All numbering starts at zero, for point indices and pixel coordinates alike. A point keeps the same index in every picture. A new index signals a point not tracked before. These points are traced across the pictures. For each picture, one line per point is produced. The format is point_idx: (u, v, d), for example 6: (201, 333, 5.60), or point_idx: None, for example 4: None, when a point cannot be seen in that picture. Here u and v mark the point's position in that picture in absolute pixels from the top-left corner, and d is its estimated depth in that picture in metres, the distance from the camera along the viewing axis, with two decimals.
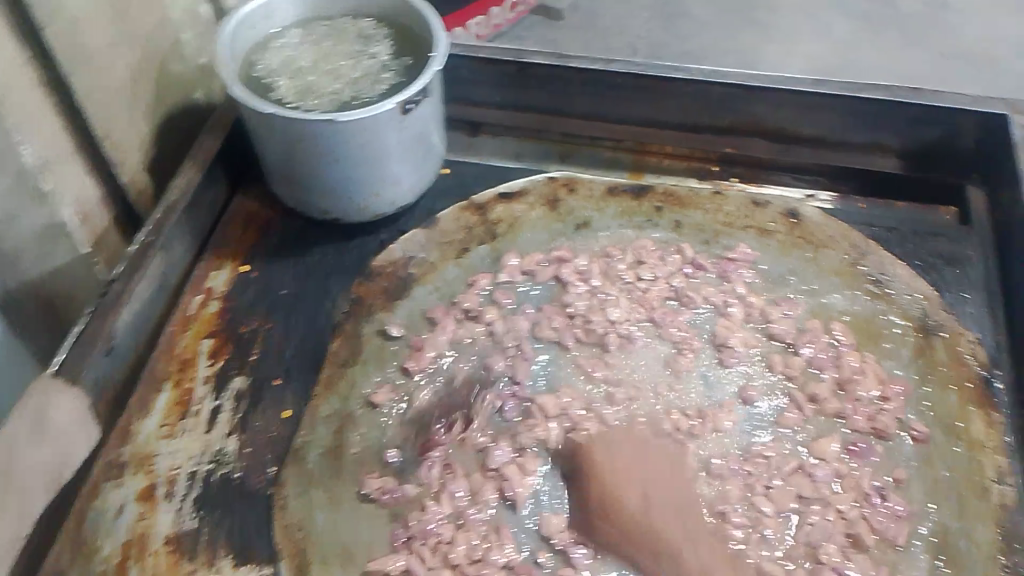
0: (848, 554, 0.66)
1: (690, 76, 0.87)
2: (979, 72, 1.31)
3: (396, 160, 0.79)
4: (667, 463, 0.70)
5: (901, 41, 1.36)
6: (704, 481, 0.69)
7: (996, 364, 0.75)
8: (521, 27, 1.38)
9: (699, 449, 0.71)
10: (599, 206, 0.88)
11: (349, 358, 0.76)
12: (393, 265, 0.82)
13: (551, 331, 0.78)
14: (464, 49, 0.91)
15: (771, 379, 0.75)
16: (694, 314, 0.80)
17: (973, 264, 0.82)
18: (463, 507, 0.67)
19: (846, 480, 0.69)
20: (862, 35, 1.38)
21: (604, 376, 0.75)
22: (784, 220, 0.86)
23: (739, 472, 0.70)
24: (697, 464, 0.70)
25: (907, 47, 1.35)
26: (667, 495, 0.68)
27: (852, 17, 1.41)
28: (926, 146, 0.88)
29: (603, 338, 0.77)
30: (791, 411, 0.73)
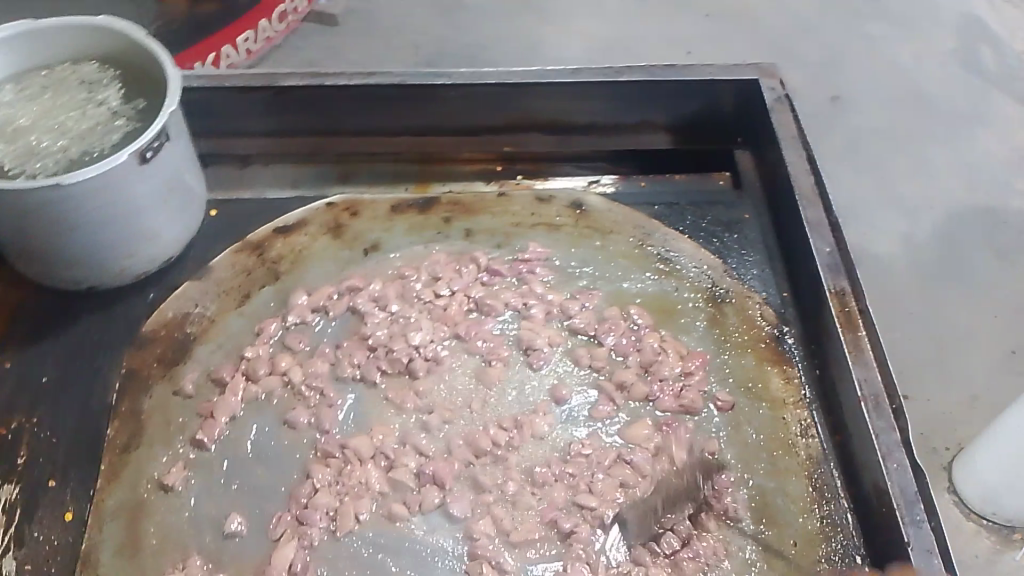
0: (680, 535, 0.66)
1: (452, 80, 0.84)
2: (746, 22, 1.33)
3: (148, 213, 0.73)
4: (490, 483, 0.68)
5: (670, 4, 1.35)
6: (531, 493, 0.68)
7: (783, 319, 0.78)
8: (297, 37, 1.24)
9: (520, 458, 0.70)
10: (386, 225, 0.84)
11: (131, 441, 0.69)
12: (168, 327, 0.75)
13: (350, 367, 0.74)
14: (208, 80, 0.82)
15: (581, 375, 0.75)
16: (498, 322, 0.78)
17: (750, 225, 0.85)
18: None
19: (671, 458, 0.69)
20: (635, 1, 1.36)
21: (417, 406, 0.72)
22: (570, 212, 0.86)
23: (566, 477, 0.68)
24: (523, 478, 0.68)
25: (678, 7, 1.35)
26: (494, 517, 0.66)
27: None
28: (692, 117, 0.90)
29: (409, 366, 0.73)
30: (604, 404, 0.73)
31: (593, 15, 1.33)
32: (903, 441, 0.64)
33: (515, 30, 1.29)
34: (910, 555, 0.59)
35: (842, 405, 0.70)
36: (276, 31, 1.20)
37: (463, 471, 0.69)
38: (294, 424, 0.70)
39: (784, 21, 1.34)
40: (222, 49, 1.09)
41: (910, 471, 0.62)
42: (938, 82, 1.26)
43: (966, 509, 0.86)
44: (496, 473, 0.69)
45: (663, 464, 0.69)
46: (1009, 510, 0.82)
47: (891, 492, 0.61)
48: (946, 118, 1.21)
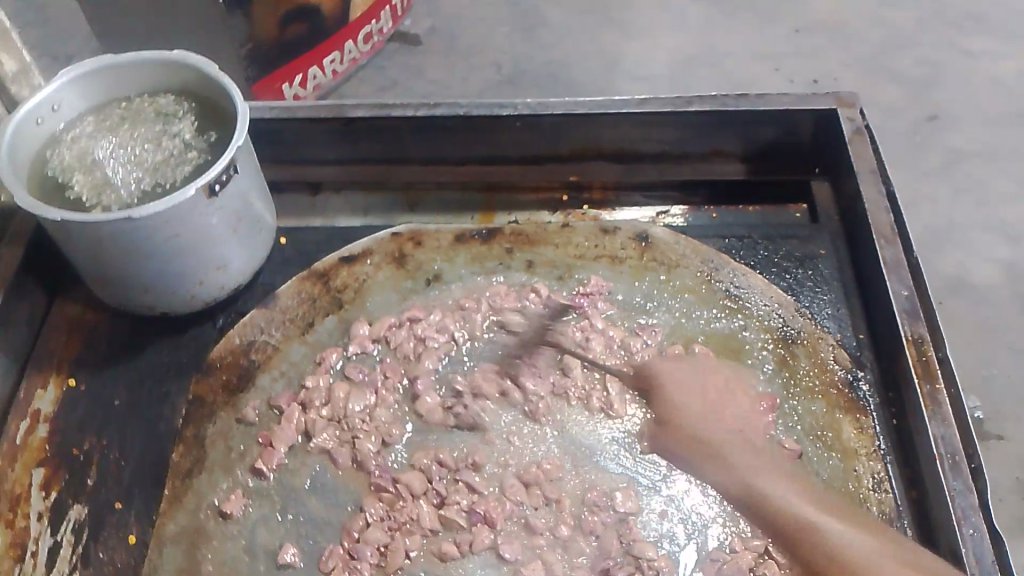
0: None
1: (516, 110, 0.83)
2: (837, 39, 1.28)
3: (216, 244, 0.74)
4: (541, 524, 0.67)
5: (755, 20, 1.31)
6: (584, 536, 0.66)
7: (858, 364, 0.74)
8: (380, 56, 1.26)
9: (569, 498, 0.68)
10: (448, 255, 0.84)
11: (194, 467, 0.70)
12: (233, 354, 0.77)
13: (542, 330, 0.79)
14: (280, 111, 0.84)
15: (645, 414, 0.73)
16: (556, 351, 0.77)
17: (825, 261, 0.81)
18: None
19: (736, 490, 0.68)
20: (720, 19, 1.32)
21: (471, 439, 0.72)
22: (635, 244, 0.84)
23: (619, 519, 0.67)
24: (576, 520, 0.67)
25: (765, 24, 1.31)
26: (545, 558, 0.65)
27: (707, 2, 1.35)
28: (765, 146, 0.87)
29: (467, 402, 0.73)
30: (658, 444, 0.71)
31: (676, 32, 1.30)
32: (981, 505, 0.60)
33: (594, 51, 1.28)
34: None
35: (918, 459, 0.66)
36: (362, 51, 1.21)
37: (514, 510, 0.68)
38: (351, 456, 0.71)
39: (879, 35, 1.29)
40: (310, 69, 1.10)
41: (987, 538, 0.58)
42: None
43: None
44: (548, 514, 0.67)
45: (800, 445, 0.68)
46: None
47: (965, 561, 0.58)
48: None
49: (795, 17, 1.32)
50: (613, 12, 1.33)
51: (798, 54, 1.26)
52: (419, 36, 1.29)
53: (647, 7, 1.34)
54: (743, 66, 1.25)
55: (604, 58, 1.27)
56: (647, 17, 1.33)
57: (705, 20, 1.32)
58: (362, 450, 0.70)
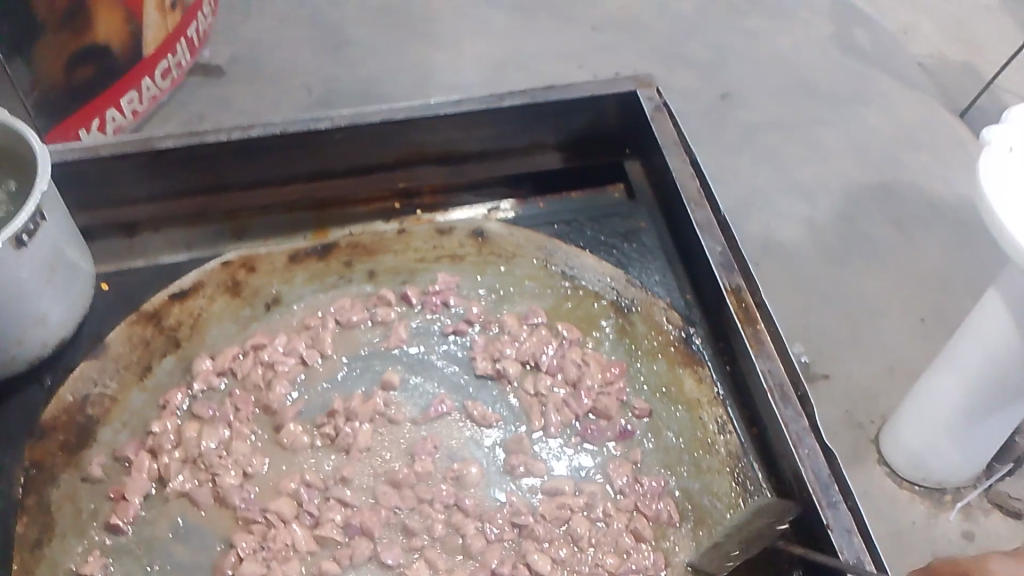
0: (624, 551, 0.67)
1: (335, 123, 0.83)
2: (632, 31, 1.36)
3: (33, 299, 0.70)
4: (419, 525, 0.67)
5: (555, 22, 1.37)
6: (462, 528, 0.67)
7: (689, 321, 0.79)
8: (183, 92, 1.21)
9: (439, 494, 0.69)
10: (286, 277, 0.83)
11: (41, 537, 0.66)
12: (67, 412, 0.72)
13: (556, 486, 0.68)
14: (82, 152, 0.80)
15: (504, 400, 0.75)
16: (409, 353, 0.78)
17: (648, 232, 0.87)
18: None
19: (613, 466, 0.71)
20: (522, 22, 1.38)
21: (336, 454, 0.71)
22: (472, 241, 0.86)
23: (493, 504, 0.69)
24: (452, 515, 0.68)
25: (564, 24, 1.37)
26: (428, 557, 0.66)
27: (507, 7, 1.40)
28: (580, 133, 0.91)
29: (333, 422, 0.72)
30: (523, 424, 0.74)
31: (482, 39, 1.34)
32: (811, 426, 0.67)
33: (406, 65, 1.29)
34: (831, 536, 0.61)
35: (752, 397, 0.72)
36: (161, 88, 1.16)
37: (389, 515, 0.68)
38: (213, 492, 0.68)
39: (668, 25, 1.38)
40: (106, 112, 1.04)
41: (821, 455, 0.65)
42: (819, 67, 1.32)
43: (898, 479, 0.91)
44: (422, 514, 0.68)
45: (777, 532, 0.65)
46: (935, 472, 0.88)
47: (806, 478, 0.64)
48: (829, 100, 1.27)
49: (590, 15, 1.39)
50: (419, 26, 1.36)
51: (598, 50, 1.33)
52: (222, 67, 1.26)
53: (451, 18, 1.38)
54: (548, 66, 1.30)
55: (416, 70, 1.29)
56: (452, 27, 1.36)
57: (508, 26, 1.37)
58: (223, 485, 0.68)
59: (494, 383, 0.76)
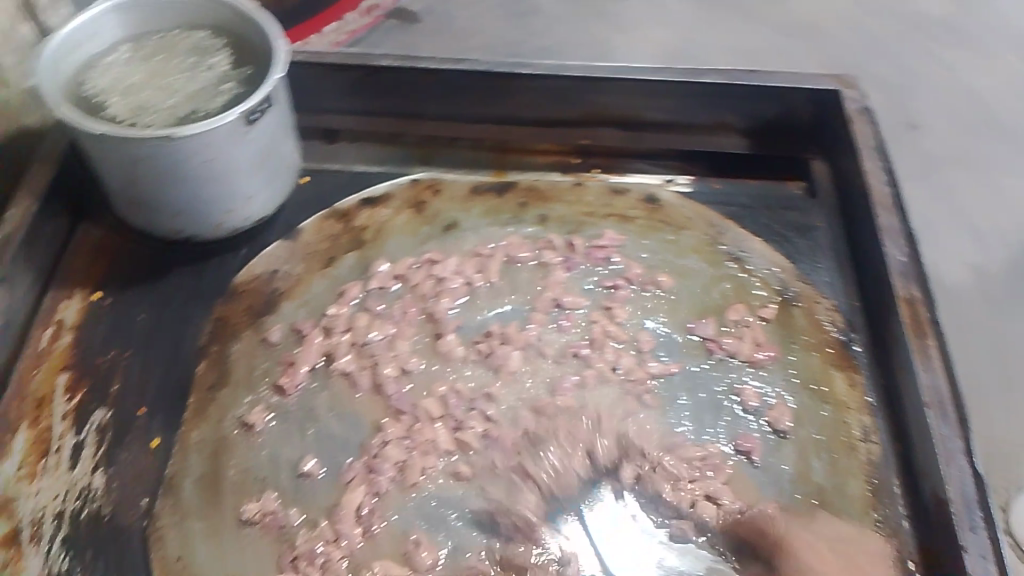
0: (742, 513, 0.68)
1: (534, 70, 0.87)
2: (823, 45, 1.32)
3: (247, 175, 0.77)
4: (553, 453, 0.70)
5: (746, 23, 1.34)
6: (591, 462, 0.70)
7: (852, 326, 0.79)
8: (377, 33, 1.28)
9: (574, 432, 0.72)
10: (465, 206, 0.88)
11: (218, 382, 0.73)
12: (256, 281, 0.79)
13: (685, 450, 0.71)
14: (308, 56, 0.87)
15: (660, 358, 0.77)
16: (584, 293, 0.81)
17: (822, 232, 0.86)
18: (362, 510, 0.67)
19: (751, 443, 0.72)
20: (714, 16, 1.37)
21: (487, 370, 0.75)
22: (644, 207, 0.88)
23: (623, 444, 0.71)
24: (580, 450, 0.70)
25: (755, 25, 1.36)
26: (558, 480, 0.69)
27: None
28: (769, 122, 0.91)
29: (498, 343, 0.76)
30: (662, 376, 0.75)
31: (671, 28, 1.34)
32: (967, 450, 0.65)
33: (593, 40, 1.31)
34: (965, 560, 0.60)
35: (907, 410, 0.71)
36: (359, 23, 1.23)
37: (524, 436, 0.71)
38: (376, 376, 0.74)
39: (863, 50, 1.33)
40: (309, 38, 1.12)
41: (970, 477, 0.64)
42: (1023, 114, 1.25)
43: None
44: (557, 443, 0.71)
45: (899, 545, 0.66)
46: None
47: (950, 497, 0.63)
48: None
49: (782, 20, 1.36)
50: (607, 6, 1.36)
51: (784, 60, 1.30)
52: (419, 14, 1.32)
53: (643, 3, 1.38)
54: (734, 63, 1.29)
55: (597, 50, 1.30)
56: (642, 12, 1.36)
57: (700, 17, 1.36)
58: (382, 375, 0.74)
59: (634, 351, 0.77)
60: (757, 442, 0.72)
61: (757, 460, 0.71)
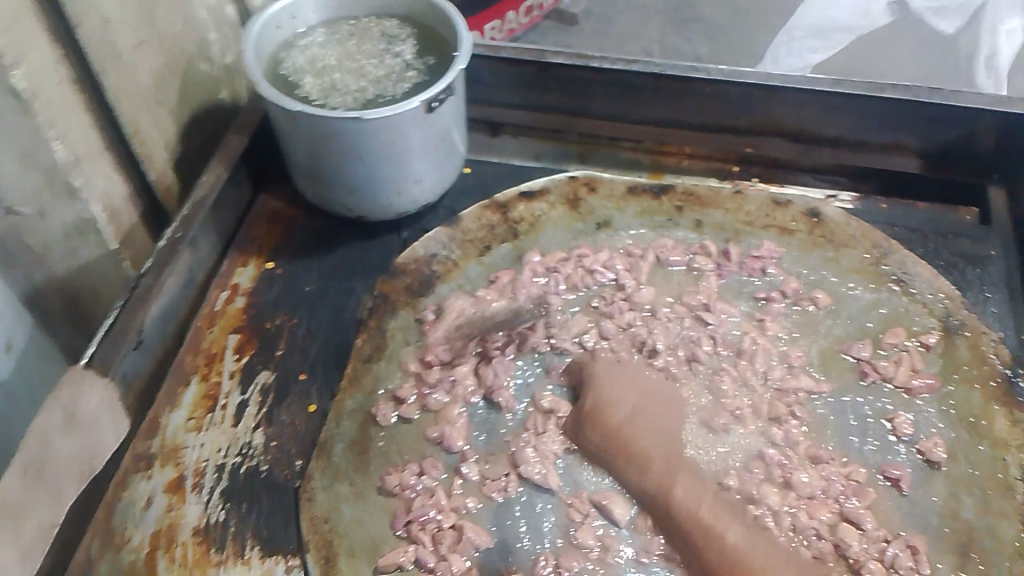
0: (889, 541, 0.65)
1: (710, 75, 0.87)
2: None
3: (419, 158, 0.80)
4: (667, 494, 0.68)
5: None
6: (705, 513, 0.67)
7: (1018, 362, 0.75)
8: (535, 32, 1.31)
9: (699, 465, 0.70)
10: (620, 204, 0.88)
11: (374, 354, 0.76)
12: (416, 262, 0.82)
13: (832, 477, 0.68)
14: (485, 49, 0.90)
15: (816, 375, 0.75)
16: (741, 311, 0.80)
17: (994, 262, 0.82)
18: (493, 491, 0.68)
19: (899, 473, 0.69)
20: None
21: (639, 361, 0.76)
22: (805, 220, 0.86)
23: (755, 453, 0.70)
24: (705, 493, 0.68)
25: None
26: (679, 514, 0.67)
27: None
28: (948, 148, 0.87)
29: (643, 342, 0.77)
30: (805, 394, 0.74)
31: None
32: None
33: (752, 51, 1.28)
34: None
35: None
36: (519, 23, 1.26)
37: None
38: (529, 356, 0.77)
39: None
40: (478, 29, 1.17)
41: None
42: None
43: None
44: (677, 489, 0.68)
45: None
46: None
47: None
48: None
49: None
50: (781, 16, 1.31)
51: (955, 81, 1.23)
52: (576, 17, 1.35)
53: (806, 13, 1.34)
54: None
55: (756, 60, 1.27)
56: None
57: None
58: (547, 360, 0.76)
59: (782, 366, 0.75)
60: (907, 471, 0.69)
61: (906, 489, 0.68)
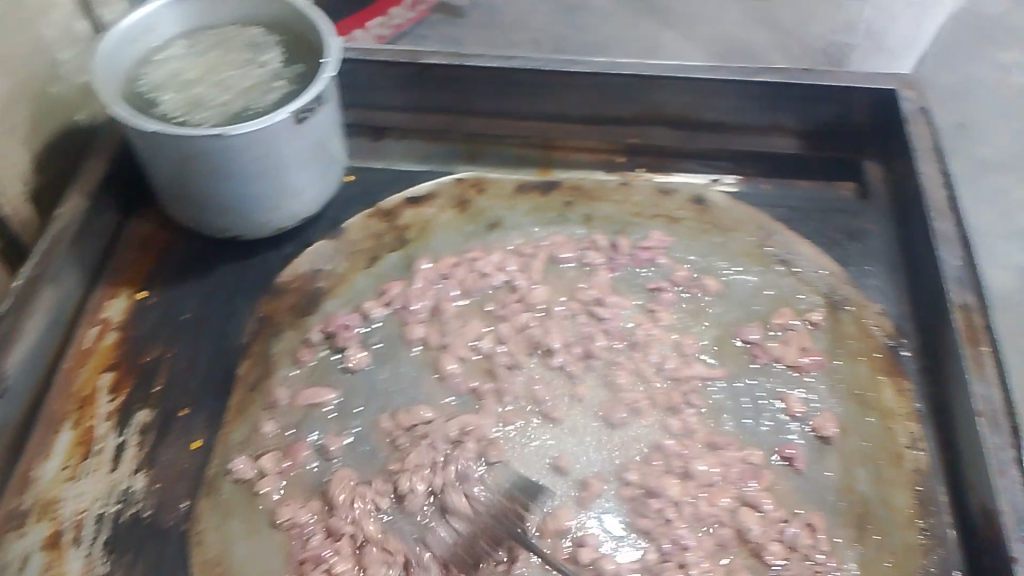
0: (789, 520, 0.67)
1: (591, 68, 0.86)
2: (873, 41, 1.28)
3: (294, 170, 0.77)
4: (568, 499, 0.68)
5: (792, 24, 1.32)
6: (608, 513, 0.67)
7: (901, 332, 0.77)
8: (423, 26, 1.27)
9: (598, 463, 0.70)
10: (509, 203, 0.87)
11: (259, 382, 0.74)
12: (300, 279, 0.80)
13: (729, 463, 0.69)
14: (361, 54, 0.88)
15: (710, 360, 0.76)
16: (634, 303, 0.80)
17: (874, 235, 0.84)
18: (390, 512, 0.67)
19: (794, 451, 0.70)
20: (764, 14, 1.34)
21: (537, 363, 0.76)
22: (692, 207, 0.87)
23: (653, 445, 0.71)
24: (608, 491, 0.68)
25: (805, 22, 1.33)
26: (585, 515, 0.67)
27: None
28: (829, 125, 0.89)
29: (539, 343, 0.76)
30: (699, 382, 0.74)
31: (717, 28, 1.31)
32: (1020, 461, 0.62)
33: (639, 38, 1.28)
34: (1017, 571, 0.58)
35: (959, 421, 0.68)
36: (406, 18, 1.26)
37: (560, 436, 0.71)
38: (424, 368, 0.75)
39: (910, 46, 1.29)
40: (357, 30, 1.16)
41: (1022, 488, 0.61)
42: None
43: None
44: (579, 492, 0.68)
45: (940, 550, 0.65)
46: None
47: (1003, 509, 0.60)
48: None
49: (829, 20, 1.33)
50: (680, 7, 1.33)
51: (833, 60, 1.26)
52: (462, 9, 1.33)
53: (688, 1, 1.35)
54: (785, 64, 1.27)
55: (644, 47, 1.27)
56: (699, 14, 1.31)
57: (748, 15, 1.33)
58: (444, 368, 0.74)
59: (677, 356, 0.76)
60: (801, 449, 0.70)
61: (802, 467, 0.69)
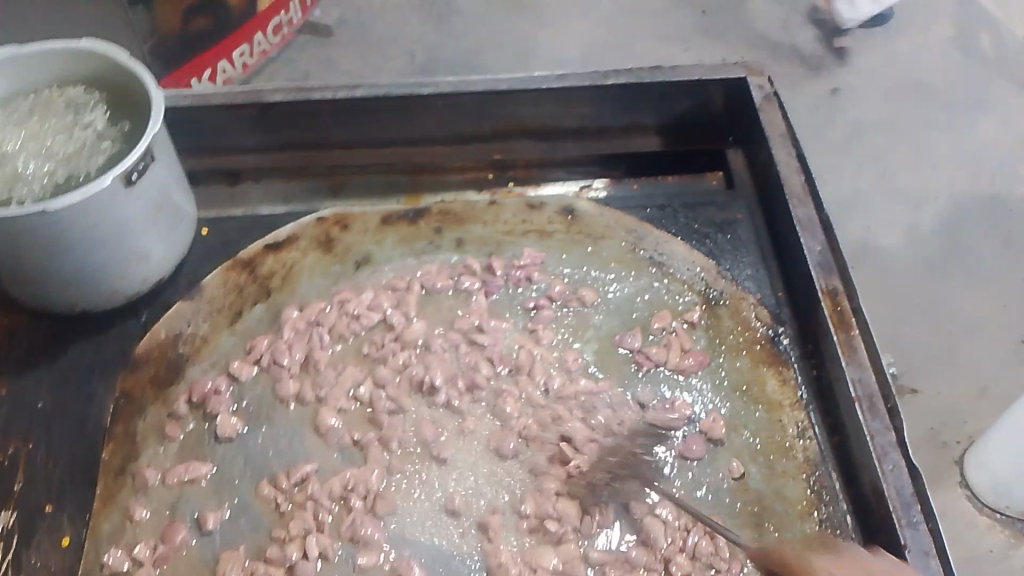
0: (688, 526, 0.66)
1: (439, 89, 0.84)
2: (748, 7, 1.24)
3: (135, 234, 0.72)
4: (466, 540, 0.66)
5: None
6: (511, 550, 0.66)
7: (779, 320, 0.77)
8: (293, 48, 1.17)
9: (493, 497, 0.68)
10: (377, 237, 0.84)
11: (125, 463, 0.69)
12: (160, 347, 0.75)
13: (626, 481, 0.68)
14: (196, 99, 0.83)
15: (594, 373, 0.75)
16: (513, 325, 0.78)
17: (743, 225, 0.84)
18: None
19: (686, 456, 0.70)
20: None
21: (420, 403, 0.73)
22: (561, 218, 0.85)
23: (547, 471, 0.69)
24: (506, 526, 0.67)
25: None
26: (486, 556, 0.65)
27: None
28: (682, 117, 0.89)
29: (421, 381, 0.74)
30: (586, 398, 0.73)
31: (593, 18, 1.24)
32: (899, 442, 0.64)
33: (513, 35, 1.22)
34: (908, 557, 0.59)
35: (839, 405, 0.69)
36: (272, 43, 1.13)
37: (449, 476, 0.69)
38: (303, 425, 0.72)
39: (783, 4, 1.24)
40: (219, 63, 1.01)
41: (905, 472, 0.62)
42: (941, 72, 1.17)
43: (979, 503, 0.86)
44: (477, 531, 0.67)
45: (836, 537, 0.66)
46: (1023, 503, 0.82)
47: (886, 493, 0.61)
48: (948, 106, 1.13)
49: None
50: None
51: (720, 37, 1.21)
52: None
53: None
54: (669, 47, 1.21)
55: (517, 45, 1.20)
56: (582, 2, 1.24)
57: None
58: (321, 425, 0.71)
59: (562, 375, 0.74)
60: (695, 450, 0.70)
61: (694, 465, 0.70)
